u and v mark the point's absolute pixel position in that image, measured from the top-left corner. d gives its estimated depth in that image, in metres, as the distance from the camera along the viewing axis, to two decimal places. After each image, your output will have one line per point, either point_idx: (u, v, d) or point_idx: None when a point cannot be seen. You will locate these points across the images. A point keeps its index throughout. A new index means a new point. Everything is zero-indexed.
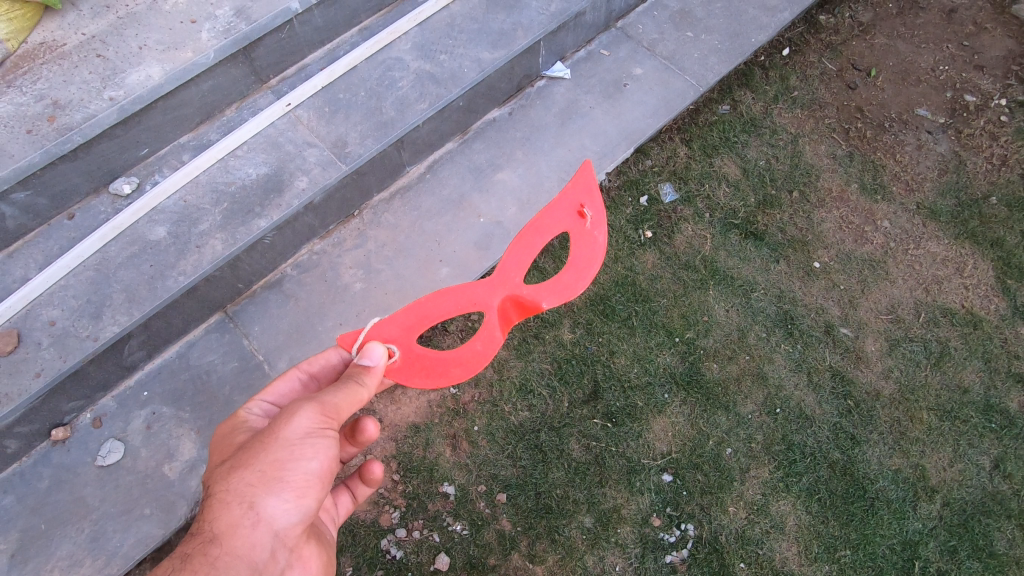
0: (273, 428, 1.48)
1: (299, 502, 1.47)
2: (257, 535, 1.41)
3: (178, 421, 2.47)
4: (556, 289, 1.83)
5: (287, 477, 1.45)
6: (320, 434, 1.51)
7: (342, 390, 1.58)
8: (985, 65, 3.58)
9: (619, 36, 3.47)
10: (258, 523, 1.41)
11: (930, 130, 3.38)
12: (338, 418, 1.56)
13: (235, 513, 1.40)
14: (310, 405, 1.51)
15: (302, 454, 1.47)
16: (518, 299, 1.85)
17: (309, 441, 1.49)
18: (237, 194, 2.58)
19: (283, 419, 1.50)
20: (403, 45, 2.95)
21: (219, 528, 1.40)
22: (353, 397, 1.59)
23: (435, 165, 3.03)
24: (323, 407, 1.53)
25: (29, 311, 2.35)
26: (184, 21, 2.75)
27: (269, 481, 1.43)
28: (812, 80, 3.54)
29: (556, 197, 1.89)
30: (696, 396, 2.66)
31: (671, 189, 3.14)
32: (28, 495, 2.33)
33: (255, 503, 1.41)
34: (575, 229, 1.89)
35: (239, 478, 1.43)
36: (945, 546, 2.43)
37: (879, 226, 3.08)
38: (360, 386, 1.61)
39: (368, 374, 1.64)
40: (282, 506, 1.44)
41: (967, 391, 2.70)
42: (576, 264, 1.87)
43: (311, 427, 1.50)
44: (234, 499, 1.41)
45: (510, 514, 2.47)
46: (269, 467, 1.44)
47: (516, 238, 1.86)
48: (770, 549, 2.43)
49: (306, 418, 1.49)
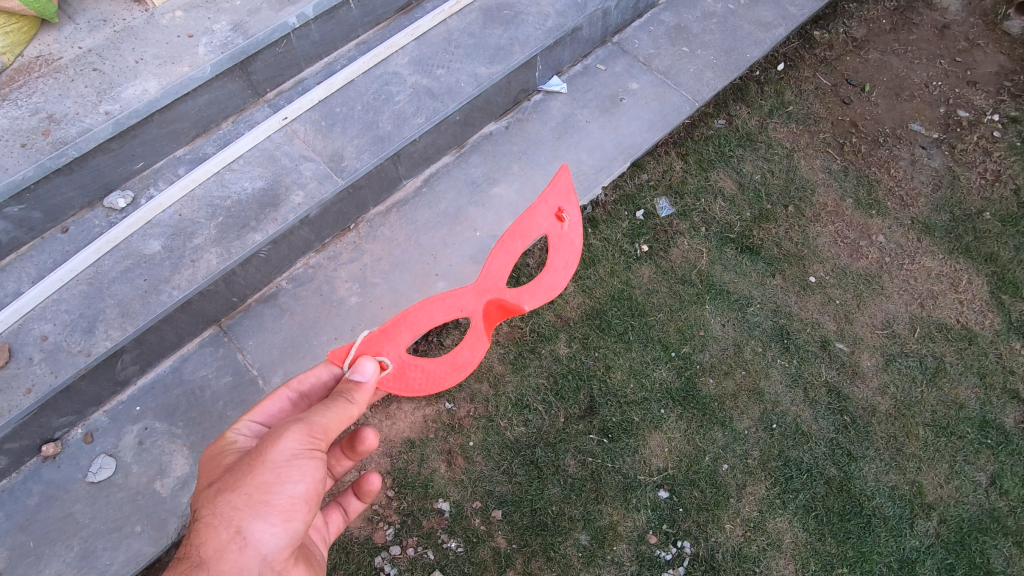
0: (260, 451, 1.46)
1: (287, 525, 1.45)
2: (244, 560, 1.39)
3: (171, 437, 2.44)
4: (540, 291, 1.88)
5: (273, 501, 1.43)
6: (307, 455, 1.49)
7: (330, 409, 1.56)
8: (978, 81, 3.62)
9: (615, 51, 3.49)
10: (245, 547, 1.40)
11: (923, 145, 3.40)
12: (326, 438, 1.54)
13: (222, 537, 1.39)
14: (298, 426, 1.49)
15: (288, 476, 1.45)
16: (502, 303, 1.89)
17: (295, 463, 1.46)
18: (232, 208, 2.58)
19: (270, 441, 1.48)
20: (400, 59, 2.96)
21: (207, 551, 1.39)
22: (342, 415, 1.57)
23: (432, 178, 3.03)
24: (311, 427, 1.50)
25: (21, 326, 2.33)
26: (181, 35, 2.76)
27: (255, 505, 1.41)
28: (807, 94, 3.57)
29: (535, 202, 1.87)
30: (692, 412, 2.66)
31: (667, 203, 3.15)
32: (17, 513, 2.30)
33: (242, 526, 1.40)
34: (554, 232, 1.89)
35: (225, 502, 1.42)
36: (943, 563, 2.42)
37: (874, 240, 3.09)
38: (349, 404, 1.59)
39: (358, 391, 1.63)
40: (269, 531, 1.42)
41: (963, 407, 2.70)
42: (557, 266, 1.91)
43: (298, 449, 1.48)
44: (221, 523, 1.40)
45: (506, 532, 2.45)
46: (256, 490, 1.42)
47: (497, 245, 1.86)
48: (768, 566, 2.41)
49: (292, 440, 1.47)
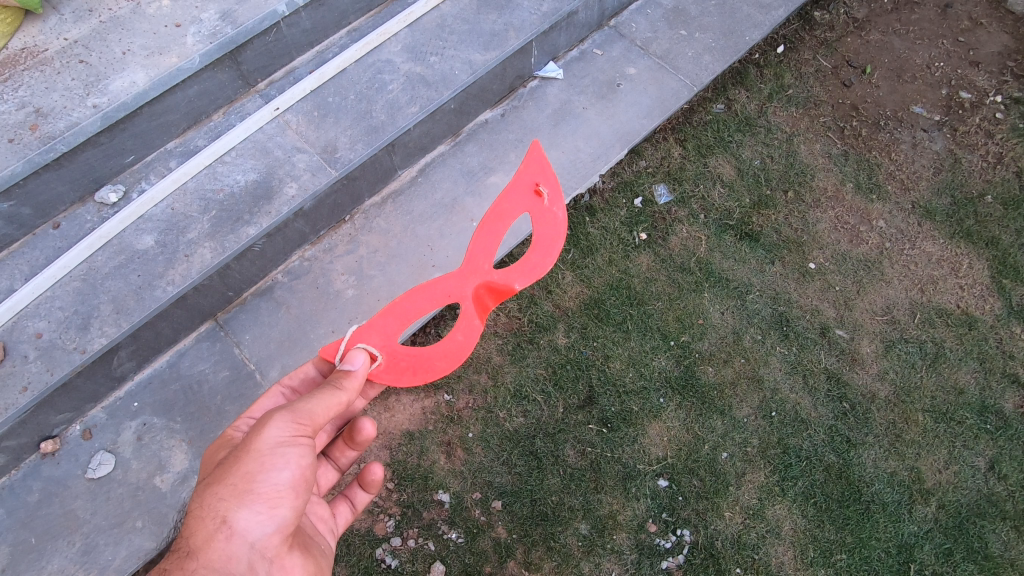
0: (247, 441, 1.46)
1: (274, 512, 1.44)
2: (231, 548, 1.39)
3: (170, 432, 2.44)
4: (527, 268, 1.83)
5: (258, 489, 1.42)
6: (293, 444, 1.48)
7: (318, 396, 1.55)
8: (981, 62, 3.56)
9: (612, 35, 3.43)
10: (232, 536, 1.39)
11: (925, 128, 3.36)
12: (313, 425, 1.53)
13: (209, 527, 1.39)
14: (283, 414, 1.49)
15: (273, 464, 1.44)
16: (490, 284, 1.86)
17: (281, 450, 1.46)
18: (226, 202, 2.55)
19: (256, 430, 1.48)
20: (393, 46, 2.91)
21: (196, 542, 1.39)
22: (330, 402, 1.55)
23: (427, 168, 2.99)
24: (297, 415, 1.50)
25: (15, 324, 2.31)
26: (169, 25, 2.71)
27: (240, 494, 1.41)
28: (807, 77, 3.51)
29: (512, 181, 1.86)
30: (692, 400, 2.65)
31: (665, 190, 3.12)
32: (18, 509, 2.30)
33: (227, 516, 1.40)
34: (535, 209, 1.87)
35: (213, 493, 1.42)
36: (941, 548, 2.43)
37: (874, 226, 3.06)
38: (338, 390, 1.57)
39: (348, 377, 1.61)
40: (255, 519, 1.41)
41: (962, 392, 2.69)
42: (540, 243, 1.86)
43: (283, 437, 1.47)
44: (207, 514, 1.40)
45: (506, 522, 2.46)
46: (242, 479, 1.42)
47: (478, 228, 1.86)
48: (767, 553, 2.42)
49: (277, 429, 1.47)
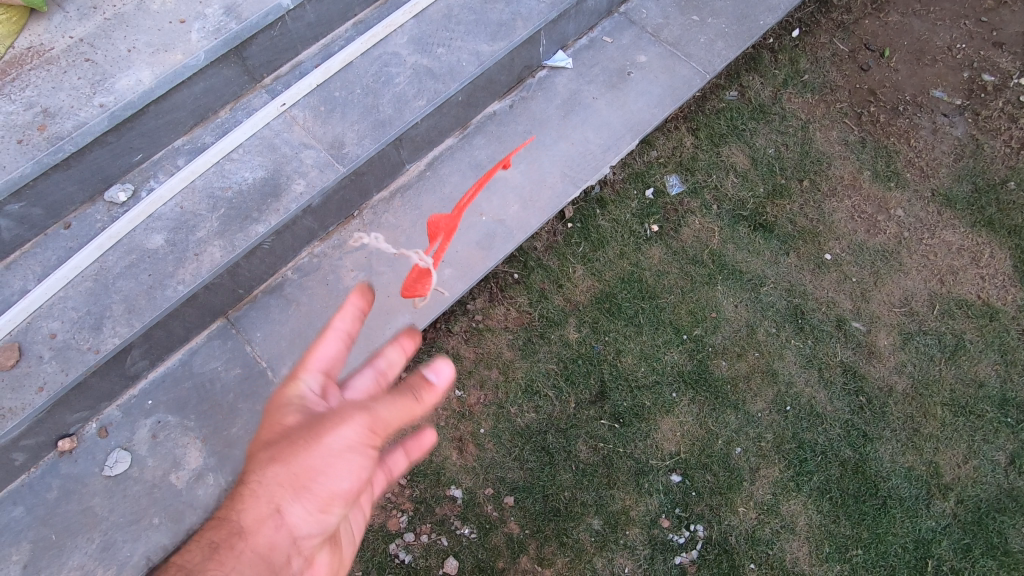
0: (319, 430, 1.39)
1: (323, 514, 1.44)
2: (276, 539, 1.40)
3: (184, 430, 2.46)
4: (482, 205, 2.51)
5: (316, 487, 1.40)
6: (360, 451, 1.41)
7: (392, 403, 1.42)
8: (1005, 43, 3.44)
9: (622, 22, 3.35)
10: (280, 526, 1.40)
11: (946, 112, 3.26)
12: (384, 433, 1.43)
13: (262, 510, 1.38)
14: (361, 417, 1.39)
15: (338, 467, 1.39)
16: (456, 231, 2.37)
17: (346, 454, 1.40)
18: (234, 200, 2.54)
19: (332, 422, 1.39)
20: (399, 38, 2.86)
21: (246, 519, 1.39)
22: (405, 412, 1.43)
23: (435, 161, 2.95)
24: (373, 422, 1.39)
25: (29, 325, 2.33)
26: (173, 21, 2.68)
27: (298, 488, 1.38)
28: (823, 62, 3.42)
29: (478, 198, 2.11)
30: (704, 395, 2.63)
31: (677, 180, 3.07)
32: (38, 507, 2.34)
33: (281, 505, 1.39)
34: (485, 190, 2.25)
35: (273, 475, 1.38)
36: (959, 544, 2.40)
37: (892, 214, 2.99)
38: (416, 402, 1.43)
39: (429, 391, 1.43)
40: (305, 514, 1.41)
41: (983, 385, 2.64)
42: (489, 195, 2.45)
43: (354, 441, 1.39)
44: (264, 496, 1.38)
45: (519, 517, 2.46)
46: (304, 472, 1.38)
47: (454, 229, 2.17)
48: (781, 549, 2.41)
49: (351, 432, 1.39)
